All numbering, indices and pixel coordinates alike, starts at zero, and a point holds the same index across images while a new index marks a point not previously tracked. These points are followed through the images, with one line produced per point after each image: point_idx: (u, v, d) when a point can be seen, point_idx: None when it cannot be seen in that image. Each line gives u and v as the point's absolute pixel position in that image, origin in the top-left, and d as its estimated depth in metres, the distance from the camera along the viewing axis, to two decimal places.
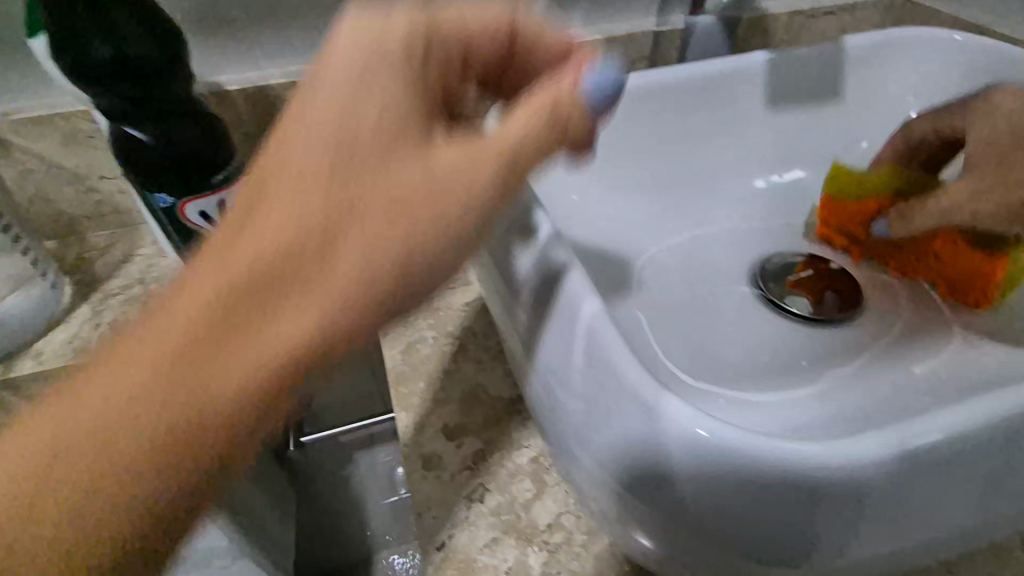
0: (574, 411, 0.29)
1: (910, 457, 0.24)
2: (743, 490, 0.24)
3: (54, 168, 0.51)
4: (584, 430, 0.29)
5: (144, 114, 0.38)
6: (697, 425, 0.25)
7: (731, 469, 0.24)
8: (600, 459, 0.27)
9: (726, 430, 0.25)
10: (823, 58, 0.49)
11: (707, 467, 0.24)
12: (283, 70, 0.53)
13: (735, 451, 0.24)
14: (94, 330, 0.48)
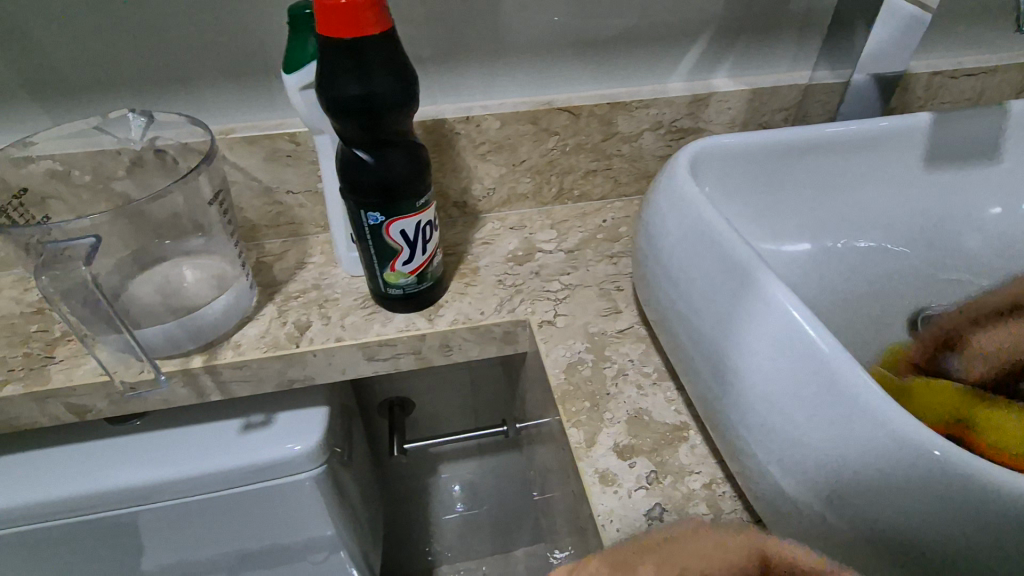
0: (787, 424, 0.31)
1: None
2: (978, 510, 0.25)
3: (254, 182, 0.58)
4: (798, 443, 0.31)
5: (372, 140, 0.44)
6: (930, 444, 0.26)
7: (964, 488, 0.26)
8: (818, 469, 0.30)
9: (962, 453, 0.26)
10: (987, 120, 0.50)
11: (929, 484, 0.26)
12: (458, 107, 0.58)
13: (972, 473, 0.25)
14: (281, 327, 0.53)
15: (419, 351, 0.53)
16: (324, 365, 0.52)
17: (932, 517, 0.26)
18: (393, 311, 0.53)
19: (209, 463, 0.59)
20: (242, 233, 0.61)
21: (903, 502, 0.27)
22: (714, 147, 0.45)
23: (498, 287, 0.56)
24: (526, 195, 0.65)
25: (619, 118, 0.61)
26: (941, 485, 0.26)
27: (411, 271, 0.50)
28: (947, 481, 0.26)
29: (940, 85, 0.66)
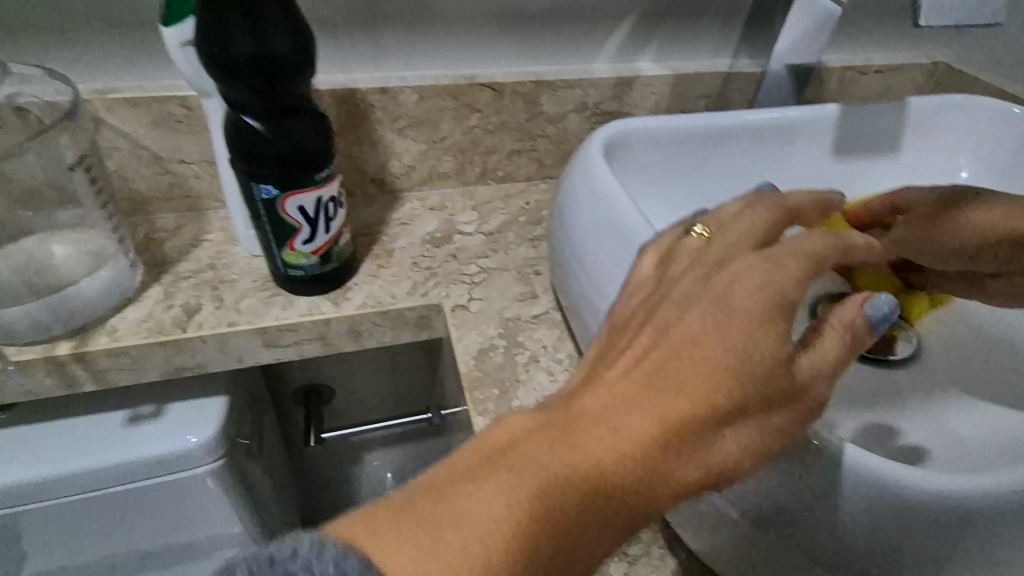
0: None
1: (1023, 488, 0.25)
2: (853, 497, 0.27)
3: (140, 150, 0.52)
4: None
5: (265, 106, 0.39)
6: (815, 436, 0.28)
7: (842, 479, 0.27)
8: None
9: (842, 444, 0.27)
10: (888, 116, 0.52)
11: (810, 475, 0.28)
12: (374, 77, 0.55)
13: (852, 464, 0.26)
14: (167, 310, 0.48)
15: (324, 337, 0.50)
16: (216, 352, 0.48)
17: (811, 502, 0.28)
18: (295, 294, 0.50)
19: (87, 460, 0.53)
20: (128, 206, 0.55)
21: (786, 488, 0.28)
22: (629, 131, 0.45)
23: (413, 269, 0.54)
24: (448, 174, 0.62)
25: (543, 98, 0.59)
26: (818, 474, 0.27)
27: (313, 251, 0.46)
28: (827, 477, 0.27)
29: (850, 80, 0.69)
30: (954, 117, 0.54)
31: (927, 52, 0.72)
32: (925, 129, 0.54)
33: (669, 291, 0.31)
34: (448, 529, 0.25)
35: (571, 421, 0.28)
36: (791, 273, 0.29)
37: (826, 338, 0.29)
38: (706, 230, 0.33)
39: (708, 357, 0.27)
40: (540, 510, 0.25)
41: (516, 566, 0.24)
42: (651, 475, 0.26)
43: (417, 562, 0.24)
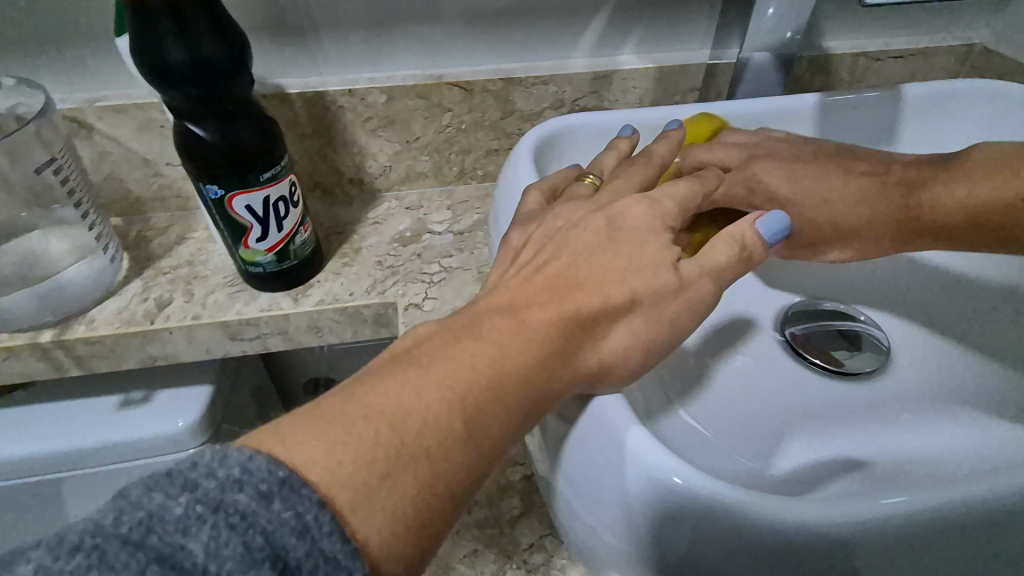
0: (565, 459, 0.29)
1: (888, 517, 0.24)
2: (717, 540, 0.24)
3: (131, 153, 0.54)
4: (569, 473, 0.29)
5: (208, 112, 0.41)
6: (671, 472, 0.25)
7: (701, 519, 0.24)
8: (590, 507, 0.28)
9: (700, 479, 0.24)
10: (879, 105, 0.48)
11: (673, 517, 0.25)
12: (345, 79, 0.56)
13: (710, 502, 0.24)
14: (142, 303, 0.51)
15: (284, 332, 0.52)
16: (185, 344, 0.51)
17: (679, 547, 0.25)
18: (259, 291, 0.52)
19: (82, 437, 0.58)
20: (125, 206, 0.58)
21: (654, 532, 0.26)
22: (575, 126, 0.43)
23: (376, 268, 0.55)
24: (426, 174, 0.63)
25: (515, 95, 0.58)
26: (678, 513, 0.25)
27: (268, 249, 0.48)
28: (688, 519, 0.24)
29: (864, 68, 0.63)
30: (958, 104, 0.49)
31: (960, 34, 0.65)
32: (925, 118, 0.49)
33: (559, 222, 0.31)
34: (354, 422, 0.21)
35: (473, 318, 0.27)
36: (672, 208, 0.31)
37: (715, 245, 0.29)
38: (597, 179, 0.35)
39: (601, 262, 0.28)
40: (451, 393, 0.23)
41: (432, 448, 0.22)
42: (557, 360, 0.26)
43: (327, 454, 0.20)
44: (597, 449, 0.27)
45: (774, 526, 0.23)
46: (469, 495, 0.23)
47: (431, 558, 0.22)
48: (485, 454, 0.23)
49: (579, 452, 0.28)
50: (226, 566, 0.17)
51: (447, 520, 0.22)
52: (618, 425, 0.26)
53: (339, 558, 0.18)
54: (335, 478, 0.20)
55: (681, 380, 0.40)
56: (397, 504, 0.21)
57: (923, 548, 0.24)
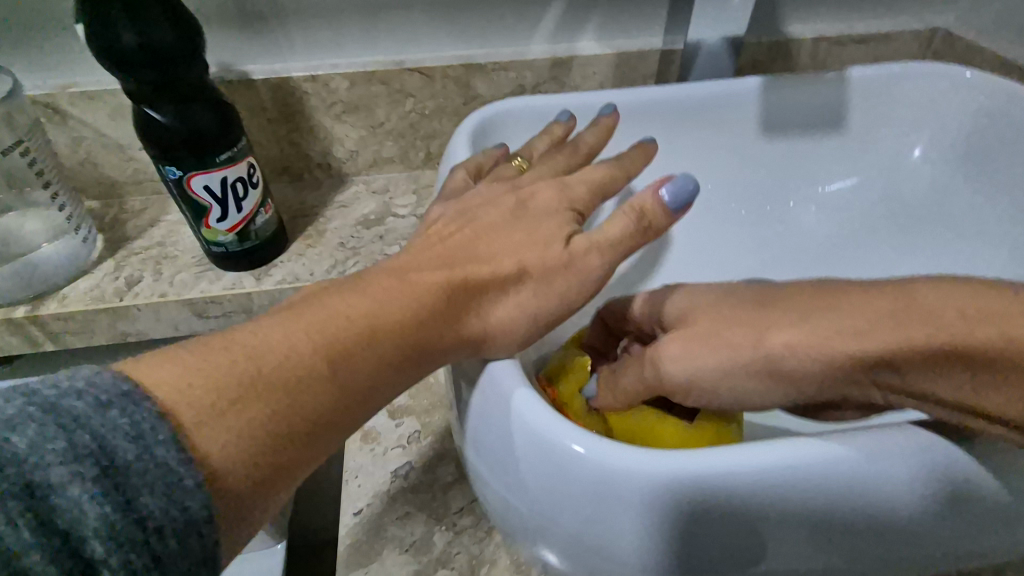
0: (476, 434, 0.30)
1: (762, 472, 0.25)
2: (615, 499, 0.26)
3: (102, 138, 0.56)
4: (482, 448, 0.30)
5: (164, 95, 0.43)
6: (570, 439, 0.26)
7: (601, 481, 0.26)
8: (502, 478, 0.29)
9: (595, 444, 0.26)
10: (823, 89, 0.48)
11: (576, 481, 0.26)
12: (308, 65, 0.57)
13: (606, 464, 0.26)
14: (112, 282, 0.54)
15: (248, 311, 0.54)
16: (154, 320, 0.53)
17: (584, 509, 0.27)
18: (223, 270, 0.54)
19: None
20: (101, 189, 0.60)
21: (561, 498, 0.27)
22: (516, 109, 0.45)
23: (338, 250, 0.57)
24: (392, 159, 0.64)
25: (475, 81, 0.59)
26: (579, 477, 0.26)
27: (229, 229, 0.50)
28: (589, 483, 0.26)
29: (825, 53, 0.63)
30: (903, 87, 0.49)
31: (925, 19, 0.65)
32: (872, 102, 0.50)
33: (475, 199, 0.35)
34: (216, 351, 0.24)
35: (363, 277, 0.30)
36: (582, 193, 0.35)
37: (610, 220, 0.32)
38: (525, 161, 0.38)
39: (496, 239, 0.32)
40: (319, 336, 0.26)
41: (289, 382, 0.24)
42: (437, 317, 0.29)
43: (177, 376, 0.22)
44: (490, 410, 0.29)
45: (663, 482, 0.25)
46: (327, 432, 0.25)
47: (282, 486, 0.24)
48: (349, 395, 0.26)
49: (483, 420, 0.29)
50: (46, 458, 0.18)
51: (298, 455, 0.24)
52: (506, 386, 0.28)
53: (171, 463, 0.20)
54: (180, 397, 0.22)
55: None
56: (245, 427, 0.23)
57: (788, 501, 0.26)
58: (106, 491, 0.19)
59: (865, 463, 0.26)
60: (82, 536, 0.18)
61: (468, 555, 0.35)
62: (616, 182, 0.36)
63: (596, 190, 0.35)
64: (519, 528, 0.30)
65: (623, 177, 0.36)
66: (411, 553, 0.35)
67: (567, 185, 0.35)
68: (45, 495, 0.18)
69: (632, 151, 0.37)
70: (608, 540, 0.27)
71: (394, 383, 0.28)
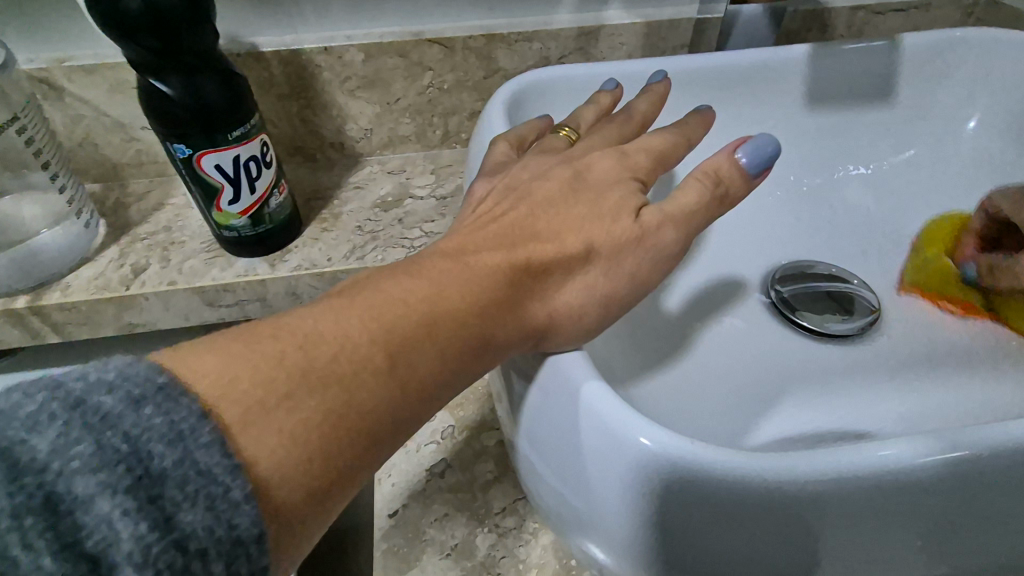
0: (536, 426, 0.27)
1: (863, 476, 0.22)
2: (692, 502, 0.23)
3: (103, 116, 0.53)
4: (543, 441, 0.27)
5: (169, 64, 0.40)
6: (639, 433, 0.23)
7: (676, 482, 0.23)
8: (563, 474, 0.26)
9: (670, 440, 0.23)
10: (876, 56, 0.45)
11: (646, 481, 0.23)
12: (321, 36, 0.54)
13: (684, 463, 0.22)
14: (118, 269, 0.51)
15: (263, 299, 0.51)
16: (163, 310, 0.51)
17: (654, 514, 0.23)
18: (235, 256, 0.51)
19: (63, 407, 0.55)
20: (102, 171, 0.57)
21: (628, 499, 0.24)
22: (551, 79, 0.42)
23: (355, 233, 0.54)
24: (408, 137, 0.60)
25: (499, 53, 0.55)
26: (649, 476, 0.23)
27: (242, 212, 0.47)
28: (662, 485, 0.23)
29: (863, 22, 0.60)
30: (960, 54, 0.46)
31: None
32: (925, 71, 0.47)
33: (525, 173, 0.32)
34: (263, 340, 0.22)
35: (417, 260, 0.27)
36: (644, 162, 0.32)
37: (685, 186, 0.29)
38: (571, 134, 0.35)
39: (558, 215, 0.29)
40: (374, 324, 0.23)
41: (345, 375, 0.22)
42: (499, 302, 0.26)
43: (219, 369, 0.20)
44: (553, 401, 0.26)
45: (749, 486, 0.22)
46: (383, 434, 0.23)
47: (344, 490, 0.22)
48: (407, 391, 0.23)
49: (544, 412, 0.27)
50: (71, 466, 0.16)
51: (354, 461, 0.22)
52: (573, 377, 0.25)
53: (215, 471, 0.18)
54: (223, 394, 0.20)
55: (657, 344, 0.38)
56: (294, 429, 0.20)
57: (896, 508, 0.23)
58: (138, 506, 0.17)
59: (984, 467, 0.23)
60: (113, 559, 0.16)
61: (514, 560, 0.33)
62: (674, 152, 0.33)
63: (653, 163, 0.32)
64: (579, 531, 0.27)
65: (681, 148, 0.33)
66: (453, 557, 0.33)
67: (622, 157, 0.32)
68: (72, 510, 0.16)
69: (691, 119, 0.34)
70: (680, 550, 0.24)
71: (455, 379, 0.25)
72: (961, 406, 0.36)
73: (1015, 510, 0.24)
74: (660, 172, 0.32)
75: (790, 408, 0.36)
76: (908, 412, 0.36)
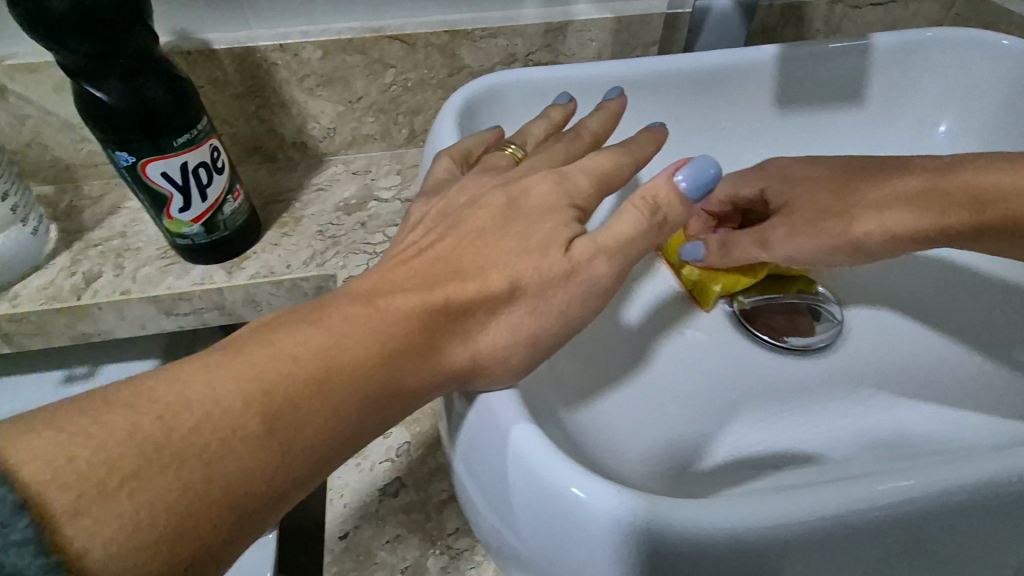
0: (474, 466, 0.27)
1: (800, 522, 0.22)
2: (629, 553, 0.22)
3: (51, 117, 0.51)
4: (479, 481, 0.27)
5: (108, 69, 0.38)
6: (572, 484, 0.23)
7: (613, 534, 0.22)
8: (501, 516, 0.26)
9: (603, 491, 0.23)
10: (846, 58, 0.44)
11: (582, 531, 0.23)
12: (276, 33, 0.51)
13: (617, 515, 0.22)
14: (69, 277, 0.49)
15: (222, 307, 0.50)
16: (117, 319, 0.49)
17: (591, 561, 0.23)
18: (192, 263, 0.50)
19: None
20: (55, 173, 0.55)
21: (565, 547, 0.24)
22: (508, 85, 0.40)
23: (317, 238, 0.52)
24: (373, 136, 0.58)
25: (462, 50, 0.54)
26: (586, 526, 0.23)
27: (194, 219, 0.45)
28: (599, 536, 0.23)
29: (841, 16, 0.58)
30: (932, 55, 0.45)
31: None
32: (895, 73, 0.45)
33: (460, 198, 0.31)
34: (118, 410, 0.21)
35: (324, 303, 0.26)
36: (583, 184, 0.30)
37: (621, 216, 0.29)
38: (519, 149, 0.34)
39: (482, 250, 0.28)
40: (250, 387, 0.22)
41: (208, 447, 0.21)
42: (406, 350, 0.25)
43: (57, 447, 0.20)
44: (488, 445, 0.25)
45: (687, 533, 0.22)
46: (255, 504, 0.22)
47: (220, 555, 0.22)
48: (282, 458, 0.22)
49: (479, 453, 0.26)
50: None
51: (215, 537, 0.21)
52: (505, 423, 0.25)
53: (25, 572, 0.17)
54: (55, 478, 0.19)
55: (610, 360, 0.37)
56: (140, 511, 0.20)
57: (830, 549, 0.23)
58: None
59: (919, 508, 0.23)
60: None
61: None
62: (618, 173, 0.32)
63: (599, 183, 0.31)
64: (519, 567, 0.27)
65: (629, 166, 0.32)
66: None
67: (564, 178, 0.30)
68: None
69: (640, 136, 0.33)
70: None
71: (346, 439, 0.24)
72: (919, 422, 0.35)
73: (948, 542, 0.24)
74: (606, 190, 0.31)
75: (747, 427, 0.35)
76: (869, 426, 0.35)
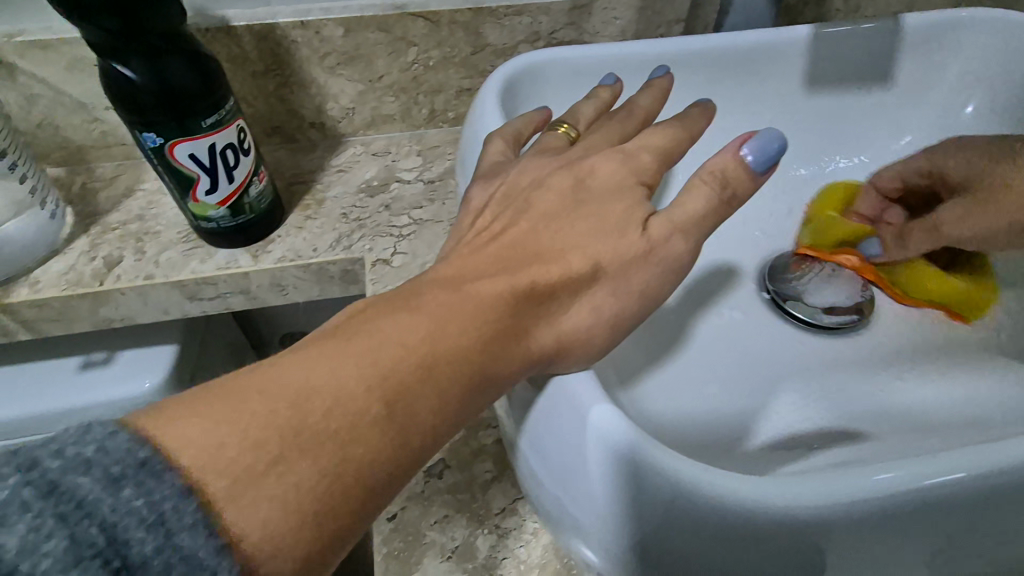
0: (541, 442, 0.27)
1: (870, 501, 0.22)
2: (699, 528, 0.23)
3: (63, 96, 0.49)
4: (545, 457, 0.27)
5: (132, 47, 0.37)
6: (644, 457, 0.23)
7: (684, 509, 0.23)
8: (566, 490, 0.26)
9: (677, 464, 0.23)
10: (881, 37, 0.44)
11: (651, 504, 0.23)
12: (296, 8, 0.50)
13: (690, 489, 0.22)
14: (90, 262, 0.48)
15: (247, 291, 0.50)
16: (141, 304, 0.49)
17: (657, 535, 0.24)
18: (215, 246, 0.49)
19: (44, 404, 0.53)
20: (66, 154, 0.53)
21: (632, 521, 0.24)
22: (546, 63, 0.40)
23: (341, 221, 0.52)
24: (392, 117, 0.58)
25: (486, 28, 0.53)
26: (657, 500, 0.23)
27: (220, 202, 0.45)
28: (671, 512, 0.23)
29: None
30: (960, 36, 0.45)
31: None
32: (925, 52, 0.45)
33: (521, 181, 0.31)
34: (251, 397, 0.21)
35: (416, 290, 0.27)
36: (646, 169, 0.31)
37: (687, 196, 0.29)
38: (571, 130, 0.35)
39: (563, 233, 0.29)
40: (370, 373, 0.23)
41: (341, 432, 0.22)
42: (502, 334, 0.26)
43: (204, 435, 0.20)
44: (558, 421, 0.26)
45: (757, 508, 0.22)
46: (379, 488, 0.23)
47: (351, 536, 0.22)
48: (402, 442, 0.23)
49: (548, 431, 0.26)
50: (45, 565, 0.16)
51: (348, 520, 0.22)
52: (580, 400, 0.25)
53: (199, 556, 0.18)
54: (212, 463, 0.19)
55: (652, 342, 0.38)
56: (287, 495, 0.20)
57: (900, 526, 0.23)
58: None
59: (987, 486, 0.23)
60: None
61: (516, 561, 0.33)
62: (673, 156, 0.32)
63: (655, 167, 0.31)
64: (578, 544, 0.27)
65: (681, 150, 0.32)
66: (454, 560, 0.33)
67: (620, 163, 0.31)
68: None
69: (691, 110, 0.33)
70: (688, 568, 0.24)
71: (455, 421, 0.25)
72: (954, 398, 0.36)
73: (1012, 523, 0.24)
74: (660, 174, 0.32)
75: (784, 408, 0.36)
76: (905, 404, 0.36)
